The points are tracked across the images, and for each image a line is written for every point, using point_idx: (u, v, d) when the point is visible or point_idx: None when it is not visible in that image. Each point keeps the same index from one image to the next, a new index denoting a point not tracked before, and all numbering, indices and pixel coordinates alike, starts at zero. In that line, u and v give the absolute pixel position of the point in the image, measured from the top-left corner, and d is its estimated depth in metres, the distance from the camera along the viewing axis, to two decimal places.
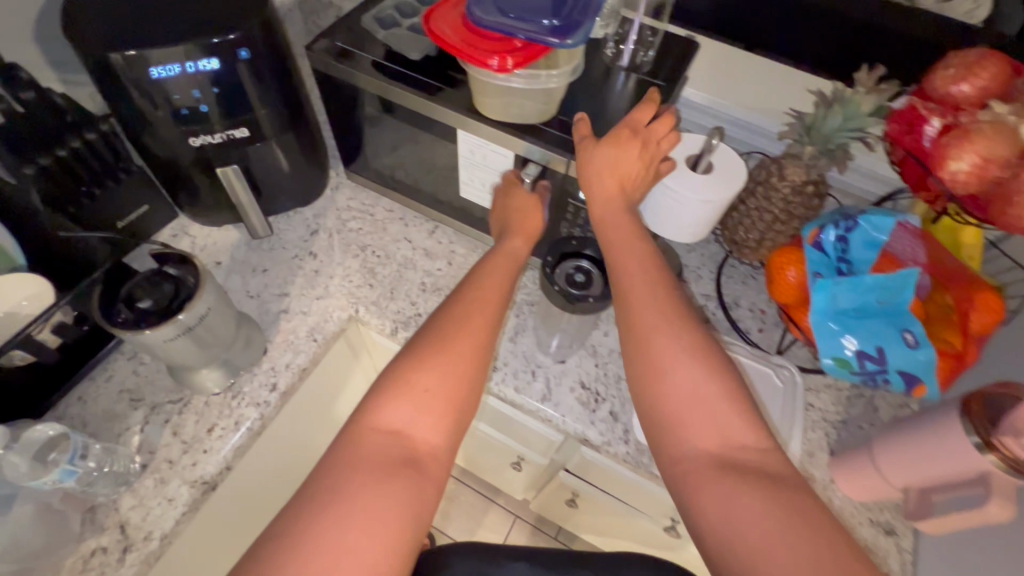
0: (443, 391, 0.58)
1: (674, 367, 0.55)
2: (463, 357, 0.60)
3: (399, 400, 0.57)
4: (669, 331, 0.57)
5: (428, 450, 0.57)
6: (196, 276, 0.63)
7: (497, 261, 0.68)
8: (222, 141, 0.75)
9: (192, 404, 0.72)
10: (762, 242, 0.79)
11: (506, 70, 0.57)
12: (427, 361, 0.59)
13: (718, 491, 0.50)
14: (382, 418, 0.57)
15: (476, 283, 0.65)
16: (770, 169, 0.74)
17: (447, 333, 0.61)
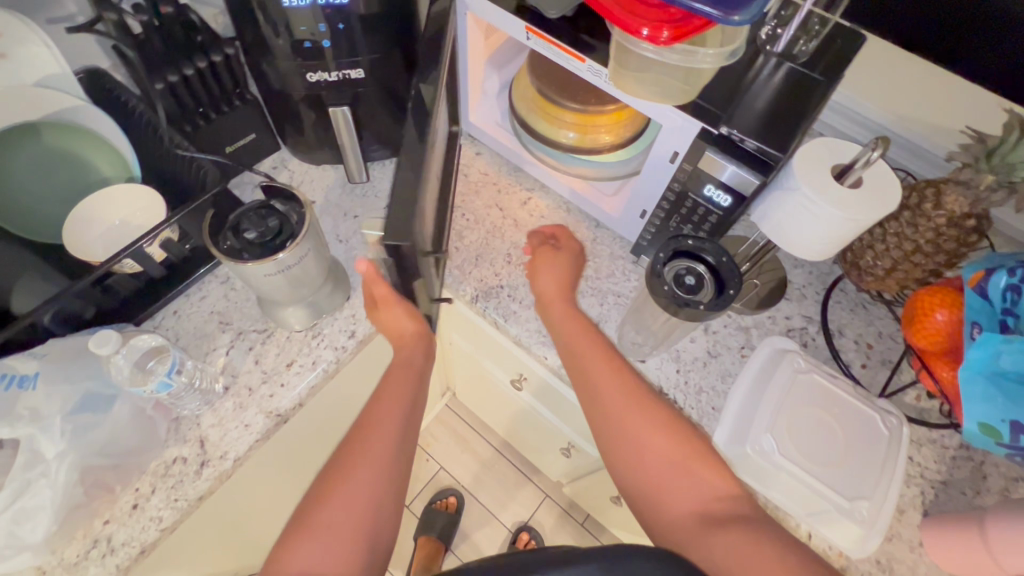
0: (345, 523, 0.58)
1: (648, 441, 0.63)
2: (363, 477, 0.61)
3: (302, 538, 0.57)
4: (628, 399, 0.65)
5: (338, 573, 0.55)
6: (300, 215, 0.63)
7: (397, 379, 0.70)
8: (336, 80, 0.73)
9: (276, 336, 0.74)
10: (891, 271, 0.71)
11: (656, 41, 0.51)
12: (328, 495, 0.60)
13: (722, 541, 0.56)
14: (293, 554, 0.56)
15: (365, 420, 0.66)
16: (925, 194, 0.65)
17: (342, 467, 0.61)
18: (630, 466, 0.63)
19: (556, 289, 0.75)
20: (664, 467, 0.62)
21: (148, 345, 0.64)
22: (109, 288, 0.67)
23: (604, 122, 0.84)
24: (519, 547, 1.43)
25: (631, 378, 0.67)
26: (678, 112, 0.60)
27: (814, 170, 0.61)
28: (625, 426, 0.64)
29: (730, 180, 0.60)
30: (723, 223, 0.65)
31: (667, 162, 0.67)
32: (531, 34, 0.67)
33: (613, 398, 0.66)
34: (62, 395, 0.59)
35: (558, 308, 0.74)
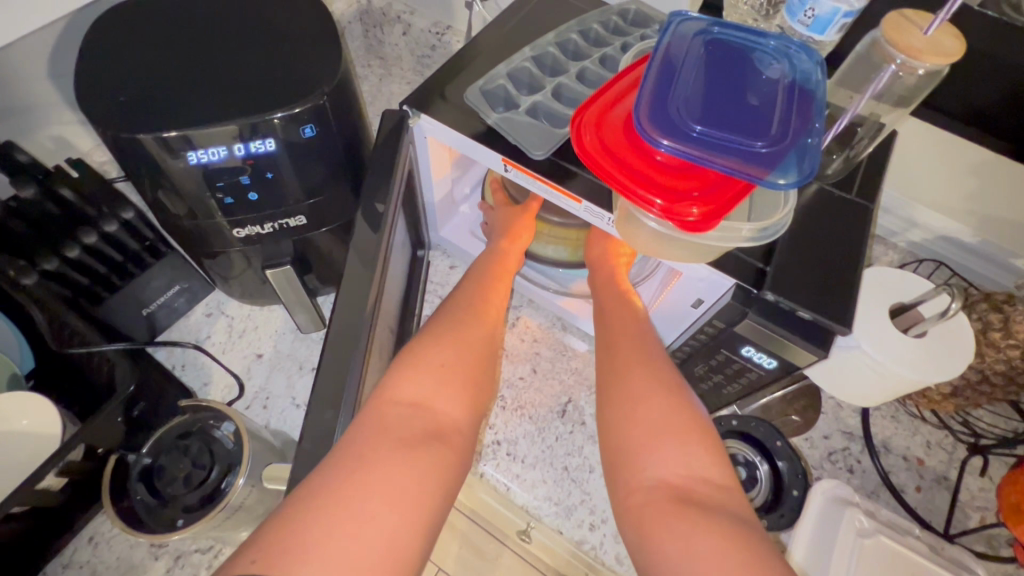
0: (461, 367, 0.50)
1: (641, 394, 0.48)
2: (476, 341, 0.53)
3: (413, 376, 0.48)
4: (631, 339, 0.54)
5: (451, 421, 0.46)
6: (238, 436, 0.48)
7: (495, 269, 0.64)
8: (272, 231, 0.59)
9: (225, 556, 0.59)
10: (950, 396, 0.61)
11: (676, 213, 0.40)
12: (447, 335, 0.52)
13: (677, 529, 0.41)
14: (398, 390, 0.46)
15: (472, 299, 0.58)
16: (990, 320, 0.55)
17: (461, 317, 0.55)
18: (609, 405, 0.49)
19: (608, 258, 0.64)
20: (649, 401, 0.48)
21: None
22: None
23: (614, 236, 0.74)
24: None
25: (638, 328, 0.55)
26: (707, 268, 0.48)
27: (874, 317, 0.51)
28: (627, 362, 0.52)
29: (774, 349, 0.48)
30: (765, 381, 0.54)
31: (691, 306, 0.55)
32: (510, 166, 0.53)
33: (624, 338, 0.54)
34: None
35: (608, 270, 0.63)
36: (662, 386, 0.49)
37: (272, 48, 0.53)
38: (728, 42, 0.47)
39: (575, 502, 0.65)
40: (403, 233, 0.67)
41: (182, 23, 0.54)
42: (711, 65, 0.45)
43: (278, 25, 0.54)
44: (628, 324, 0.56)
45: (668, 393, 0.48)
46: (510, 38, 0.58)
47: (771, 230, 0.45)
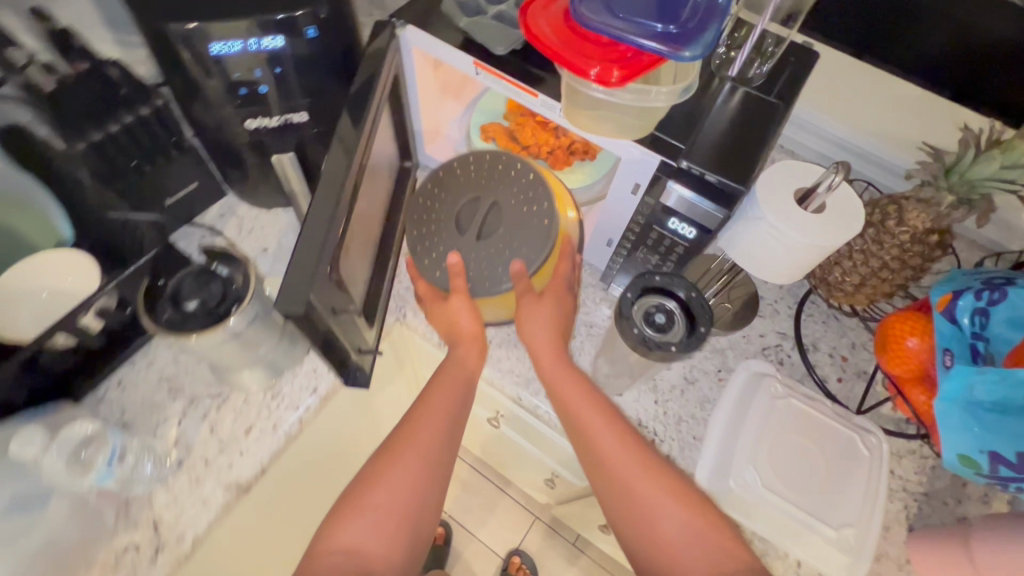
0: (395, 508, 0.63)
1: (658, 514, 0.60)
2: (425, 452, 0.65)
3: (350, 524, 0.62)
4: (614, 437, 0.63)
5: (380, 558, 0.61)
6: (245, 276, 0.59)
7: (439, 379, 0.69)
8: (279, 125, 0.69)
9: (231, 401, 0.69)
10: (861, 286, 0.70)
11: (607, 82, 0.50)
12: (383, 469, 0.64)
13: None
14: (338, 539, 0.61)
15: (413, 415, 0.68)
16: (887, 211, 0.64)
17: (398, 441, 0.66)
18: (616, 500, 0.62)
19: (547, 348, 0.67)
20: (648, 490, 0.61)
21: (82, 434, 0.57)
22: (41, 367, 0.61)
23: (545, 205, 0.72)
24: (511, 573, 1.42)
25: (632, 443, 0.64)
26: (637, 147, 0.58)
27: (779, 197, 0.60)
28: (613, 464, 0.62)
29: (692, 216, 0.58)
30: (691, 253, 0.63)
31: (630, 193, 0.65)
32: (480, 68, 0.64)
33: (602, 436, 0.63)
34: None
35: (554, 361, 0.67)
36: (660, 478, 0.62)
37: None
38: None
39: (533, 376, 0.75)
40: (391, 141, 0.77)
41: None
42: None
43: None
44: (598, 419, 0.64)
45: (660, 480, 0.62)
46: None
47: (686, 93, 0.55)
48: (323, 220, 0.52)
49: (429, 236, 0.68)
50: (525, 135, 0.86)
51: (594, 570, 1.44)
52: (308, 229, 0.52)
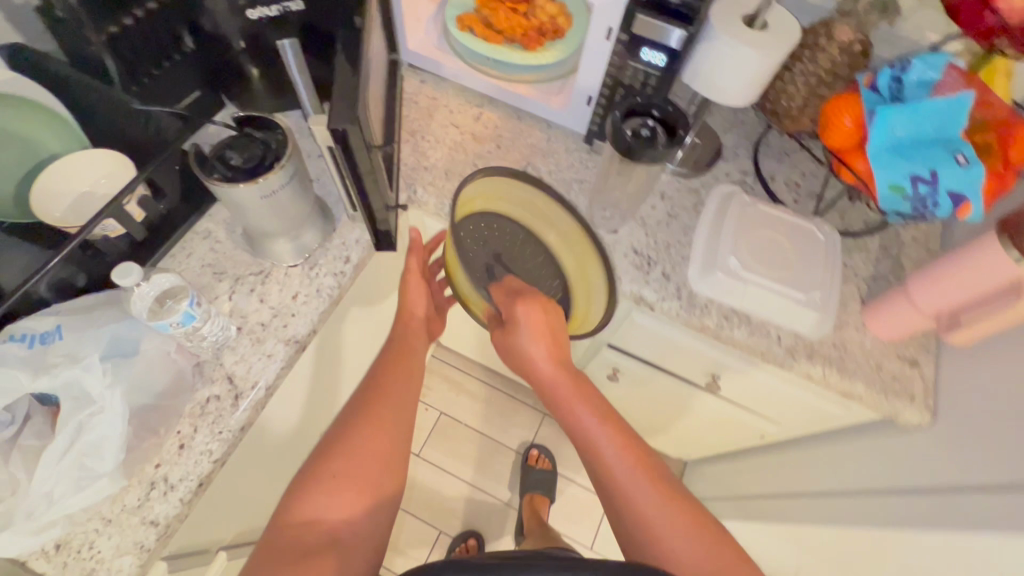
0: (354, 479, 0.66)
1: (657, 512, 0.65)
2: (388, 448, 0.70)
3: (314, 496, 0.64)
4: (620, 437, 0.70)
5: (342, 528, 0.63)
6: (281, 139, 0.65)
7: (397, 357, 0.80)
8: (277, 14, 0.75)
9: (274, 275, 0.77)
10: (804, 109, 0.82)
11: None
12: (347, 442, 0.69)
13: None
14: (297, 512, 0.63)
15: (378, 383, 0.76)
16: (819, 31, 0.76)
17: (362, 421, 0.71)
18: (623, 504, 0.67)
19: (542, 341, 0.71)
20: (647, 493, 0.66)
21: (166, 285, 0.63)
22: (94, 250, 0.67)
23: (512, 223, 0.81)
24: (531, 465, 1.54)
25: (629, 438, 0.70)
26: None
27: (729, 23, 0.71)
28: (612, 469, 0.68)
29: (660, 39, 0.68)
30: (665, 79, 0.72)
31: (603, 39, 0.73)
32: None
33: (603, 438, 0.70)
34: (91, 338, 0.60)
35: (541, 355, 0.73)
36: (659, 480, 0.68)
37: None
38: None
39: None
40: (381, 31, 0.83)
41: None
42: None
43: None
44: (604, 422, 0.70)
45: (659, 481, 0.68)
46: None
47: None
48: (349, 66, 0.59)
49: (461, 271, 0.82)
50: (499, 20, 0.93)
51: None
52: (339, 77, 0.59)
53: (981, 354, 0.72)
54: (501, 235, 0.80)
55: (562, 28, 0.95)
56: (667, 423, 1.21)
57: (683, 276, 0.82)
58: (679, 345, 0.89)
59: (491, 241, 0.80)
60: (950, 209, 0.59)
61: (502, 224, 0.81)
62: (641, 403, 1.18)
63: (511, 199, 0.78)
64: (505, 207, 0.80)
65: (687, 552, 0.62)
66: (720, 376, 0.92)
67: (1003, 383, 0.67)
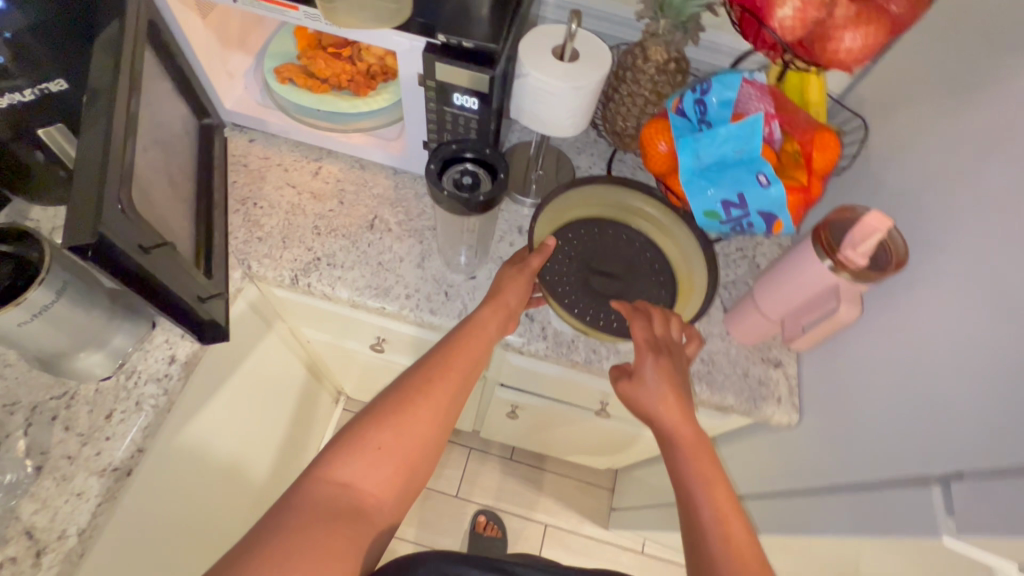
0: (395, 453, 0.60)
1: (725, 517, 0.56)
2: (426, 429, 0.62)
3: (354, 458, 0.58)
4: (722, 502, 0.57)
5: (374, 499, 0.58)
6: (40, 250, 0.56)
7: (473, 336, 0.67)
8: (35, 98, 0.65)
9: (81, 395, 0.66)
10: (640, 128, 0.81)
11: None
12: (397, 410, 0.61)
13: None
14: (333, 470, 0.58)
15: (446, 359, 0.65)
16: (635, 54, 0.76)
17: (411, 392, 0.63)
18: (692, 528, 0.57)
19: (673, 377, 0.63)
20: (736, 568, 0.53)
21: None
22: None
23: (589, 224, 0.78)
24: (480, 531, 1.46)
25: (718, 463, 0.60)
26: (404, 35, 0.62)
27: (537, 57, 0.68)
28: (679, 466, 0.60)
29: (467, 82, 0.64)
30: (485, 121, 0.69)
31: (416, 86, 0.69)
32: None
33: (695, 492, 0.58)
34: None
35: (665, 379, 0.63)
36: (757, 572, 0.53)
37: None
38: None
39: (391, 284, 0.80)
40: (175, 98, 0.74)
41: None
42: None
43: None
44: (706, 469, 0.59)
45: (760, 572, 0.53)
46: None
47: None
48: (96, 159, 0.50)
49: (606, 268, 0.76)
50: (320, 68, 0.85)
51: (532, 473, 1.57)
52: (82, 176, 0.50)
53: (832, 349, 0.74)
54: (588, 246, 0.77)
55: (391, 68, 0.88)
56: (583, 445, 1.19)
57: (546, 314, 0.79)
58: (559, 379, 0.86)
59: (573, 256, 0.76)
60: (766, 228, 0.60)
61: (607, 231, 0.78)
62: (551, 431, 1.15)
63: (591, 201, 0.78)
64: (589, 214, 0.78)
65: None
66: (610, 401, 0.91)
67: (849, 378, 0.69)
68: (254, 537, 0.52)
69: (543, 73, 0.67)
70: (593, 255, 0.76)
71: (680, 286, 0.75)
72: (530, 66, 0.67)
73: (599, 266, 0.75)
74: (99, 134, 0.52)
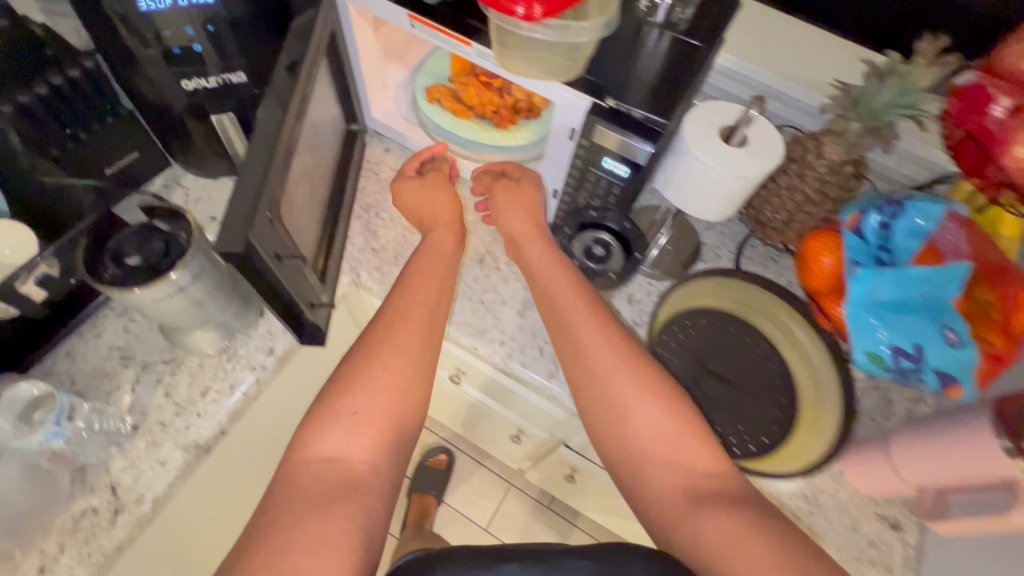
0: (370, 409, 0.60)
1: (642, 428, 0.57)
2: (394, 373, 0.62)
3: (334, 432, 0.59)
4: (625, 377, 0.58)
5: (364, 467, 0.58)
6: (188, 233, 0.59)
7: (430, 262, 0.71)
8: (217, 86, 0.69)
9: (186, 365, 0.70)
10: (789, 222, 0.74)
11: (533, 19, 0.53)
12: (368, 367, 0.62)
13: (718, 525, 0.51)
14: (315, 449, 0.58)
15: (406, 293, 0.68)
16: (806, 146, 0.69)
17: (377, 348, 0.63)
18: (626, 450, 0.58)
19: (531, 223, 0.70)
20: (647, 439, 0.57)
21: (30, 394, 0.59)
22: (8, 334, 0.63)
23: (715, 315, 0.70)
24: None
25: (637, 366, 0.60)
26: (569, 89, 0.60)
27: (703, 135, 0.64)
28: (601, 384, 0.59)
29: (625, 151, 0.61)
30: (628, 188, 0.65)
31: (567, 139, 0.67)
32: (415, 21, 0.65)
33: (625, 403, 0.58)
34: None
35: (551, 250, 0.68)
36: (664, 435, 0.56)
37: None
38: None
39: (487, 327, 0.78)
40: (333, 104, 0.77)
41: None
42: None
43: None
44: (605, 349, 0.60)
45: (665, 435, 0.56)
46: None
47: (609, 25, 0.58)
48: (258, 165, 0.52)
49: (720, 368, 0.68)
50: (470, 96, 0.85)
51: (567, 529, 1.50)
52: (245, 169, 0.52)
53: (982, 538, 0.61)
54: (705, 340, 0.69)
55: (538, 107, 0.86)
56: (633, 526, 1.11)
57: None
58: None
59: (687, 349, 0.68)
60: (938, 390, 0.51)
61: (730, 328, 0.69)
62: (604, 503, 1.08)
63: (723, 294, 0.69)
64: (714, 305, 0.70)
65: (666, 527, 0.54)
66: None
67: None
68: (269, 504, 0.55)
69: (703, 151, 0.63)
70: (709, 351, 0.68)
71: (801, 416, 0.65)
72: (693, 147, 0.63)
73: (713, 366, 0.68)
74: (269, 133, 0.55)
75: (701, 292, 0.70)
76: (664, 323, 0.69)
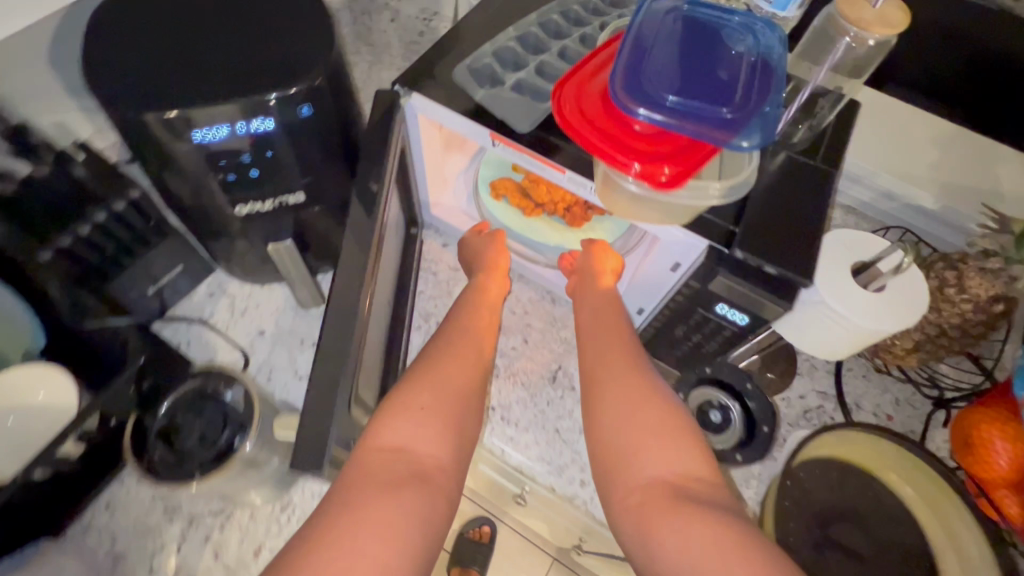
0: (439, 412, 0.54)
1: (623, 431, 0.54)
2: (456, 381, 0.58)
3: (400, 421, 0.53)
4: (625, 381, 0.57)
5: (434, 462, 0.51)
6: (249, 405, 0.53)
7: (475, 297, 0.70)
8: (273, 207, 0.62)
9: (235, 518, 0.62)
10: (913, 351, 0.66)
11: (654, 177, 0.45)
12: (432, 372, 0.57)
13: (672, 525, 0.47)
14: (383, 436, 0.51)
15: (455, 320, 0.66)
16: (945, 277, 0.60)
17: (444, 354, 0.60)
18: (603, 452, 0.55)
19: (594, 285, 0.69)
20: (634, 433, 0.54)
21: None
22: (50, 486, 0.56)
23: (847, 469, 0.61)
24: None
25: (645, 373, 0.58)
26: (685, 232, 0.51)
27: (832, 272, 0.55)
28: (596, 382, 0.59)
29: (744, 304, 0.52)
30: (742, 331, 0.57)
31: (669, 270, 0.59)
32: (496, 141, 0.56)
33: (619, 405, 0.56)
34: None
35: (599, 290, 0.68)
36: (650, 432, 0.53)
37: (273, 29, 0.55)
38: (697, 21, 0.51)
39: (564, 461, 0.70)
40: (396, 211, 0.70)
41: (180, 6, 0.55)
42: (680, 42, 0.49)
43: (277, 7, 0.56)
44: (615, 360, 0.60)
45: (652, 431, 0.53)
46: (497, 19, 0.62)
47: (738, 189, 0.52)
48: None
49: (853, 534, 0.59)
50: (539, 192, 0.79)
51: None
52: (324, 347, 0.47)
53: None
54: (830, 501, 0.60)
55: None
56: None
57: None
58: None
59: (814, 511, 0.59)
60: None
61: (853, 483, 0.61)
62: None
63: (860, 449, 0.61)
64: (849, 457, 0.61)
65: (631, 534, 0.50)
66: None
67: None
68: (321, 518, 0.46)
69: (837, 296, 0.54)
70: (834, 515, 0.60)
71: None
72: (829, 297, 0.54)
73: (839, 535, 0.58)
74: (348, 297, 0.49)
75: (833, 439, 0.61)
76: (783, 480, 0.59)
